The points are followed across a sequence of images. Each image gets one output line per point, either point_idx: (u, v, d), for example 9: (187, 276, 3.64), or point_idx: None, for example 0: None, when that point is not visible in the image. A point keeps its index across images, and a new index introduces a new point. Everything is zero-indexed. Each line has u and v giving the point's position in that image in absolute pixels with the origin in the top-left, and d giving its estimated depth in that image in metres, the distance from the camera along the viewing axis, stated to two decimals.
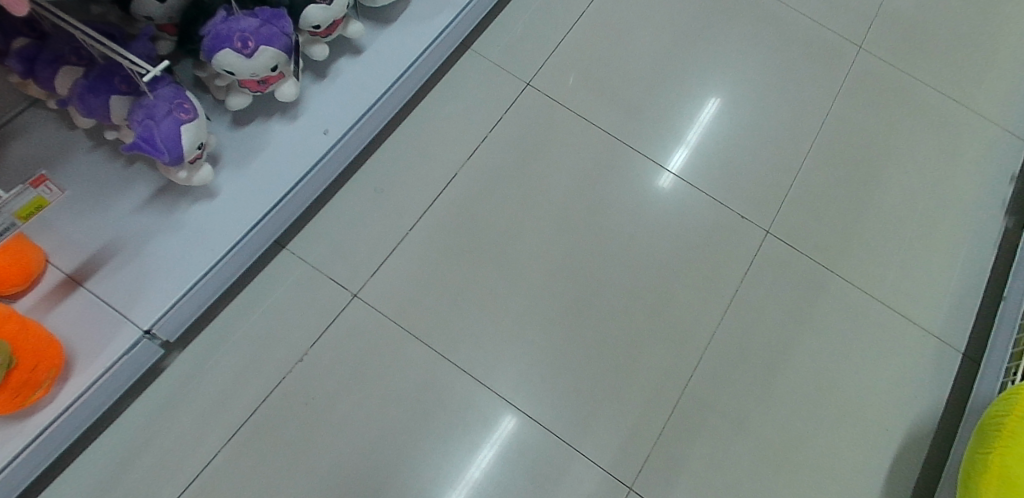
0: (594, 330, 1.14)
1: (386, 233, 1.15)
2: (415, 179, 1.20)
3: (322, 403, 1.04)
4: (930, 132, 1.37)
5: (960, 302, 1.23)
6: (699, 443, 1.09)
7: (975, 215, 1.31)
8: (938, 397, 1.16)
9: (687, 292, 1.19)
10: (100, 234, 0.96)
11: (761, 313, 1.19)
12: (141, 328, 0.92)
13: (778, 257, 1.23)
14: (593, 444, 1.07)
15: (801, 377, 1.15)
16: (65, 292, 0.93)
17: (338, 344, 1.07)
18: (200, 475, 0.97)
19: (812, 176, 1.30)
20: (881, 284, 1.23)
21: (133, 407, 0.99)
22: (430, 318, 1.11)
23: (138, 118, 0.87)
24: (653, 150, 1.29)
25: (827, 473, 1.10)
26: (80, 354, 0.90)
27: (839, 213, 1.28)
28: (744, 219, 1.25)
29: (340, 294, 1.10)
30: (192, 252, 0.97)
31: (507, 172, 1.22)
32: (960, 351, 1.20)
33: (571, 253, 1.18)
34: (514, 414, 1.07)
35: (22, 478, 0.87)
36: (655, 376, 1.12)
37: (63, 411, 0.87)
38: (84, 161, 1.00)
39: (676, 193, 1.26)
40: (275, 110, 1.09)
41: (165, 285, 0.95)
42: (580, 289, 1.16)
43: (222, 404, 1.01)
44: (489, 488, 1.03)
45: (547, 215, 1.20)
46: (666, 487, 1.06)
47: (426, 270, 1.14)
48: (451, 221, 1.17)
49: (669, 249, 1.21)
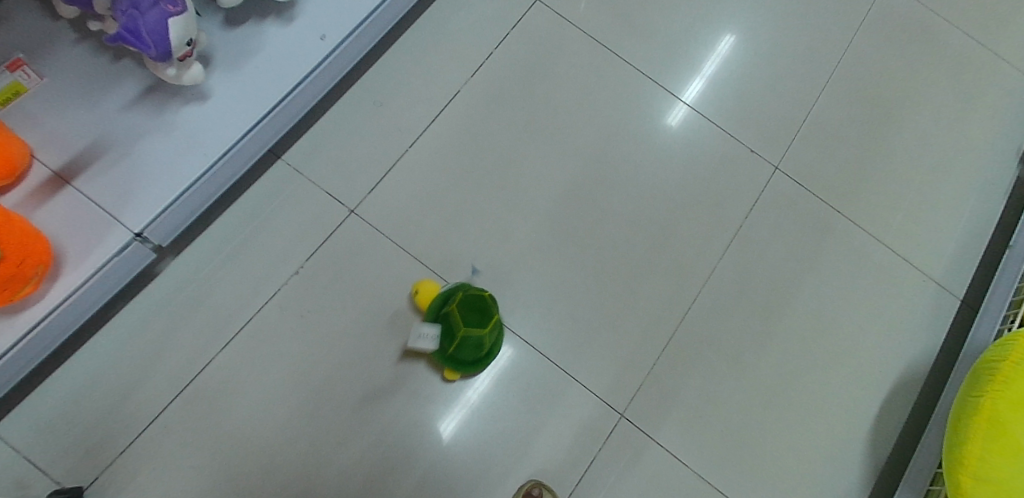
0: (593, 261, 1.12)
1: (384, 148, 1.11)
2: (417, 94, 1.15)
3: (317, 318, 1.02)
4: (951, 74, 1.32)
5: (964, 249, 1.22)
6: (694, 375, 1.09)
7: (988, 162, 1.28)
8: (933, 341, 1.17)
9: (691, 224, 1.16)
10: (88, 131, 0.93)
11: (765, 250, 1.17)
12: (131, 231, 0.91)
13: (784, 195, 1.20)
14: (589, 372, 1.07)
15: (800, 315, 1.15)
16: (52, 191, 0.91)
17: (332, 260, 1.05)
18: (195, 382, 0.97)
19: (826, 113, 1.26)
20: (886, 227, 1.21)
21: (124, 312, 0.98)
22: (429, 239, 1.08)
23: (123, 7, 0.82)
24: (665, 78, 1.23)
25: (816, 407, 1.11)
26: (68, 250, 0.89)
27: (850, 152, 1.25)
28: (752, 154, 1.22)
29: (336, 209, 1.07)
30: (183, 156, 0.95)
31: (513, 91, 1.17)
32: (959, 297, 1.20)
33: (575, 178, 1.15)
34: (513, 340, 1.06)
35: (18, 367, 0.88)
36: (654, 308, 1.11)
37: (52, 310, 0.87)
38: (70, 54, 0.95)
39: (685, 125, 1.21)
40: (270, 11, 1.03)
41: (158, 187, 0.93)
42: (581, 219, 1.13)
43: (217, 315, 1.00)
44: (484, 410, 1.03)
45: (552, 140, 1.16)
46: (659, 417, 1.07)
47: (425, 189, 1.10)
48: (454, 139, 1.13)
49: (675, 180, 1.18)
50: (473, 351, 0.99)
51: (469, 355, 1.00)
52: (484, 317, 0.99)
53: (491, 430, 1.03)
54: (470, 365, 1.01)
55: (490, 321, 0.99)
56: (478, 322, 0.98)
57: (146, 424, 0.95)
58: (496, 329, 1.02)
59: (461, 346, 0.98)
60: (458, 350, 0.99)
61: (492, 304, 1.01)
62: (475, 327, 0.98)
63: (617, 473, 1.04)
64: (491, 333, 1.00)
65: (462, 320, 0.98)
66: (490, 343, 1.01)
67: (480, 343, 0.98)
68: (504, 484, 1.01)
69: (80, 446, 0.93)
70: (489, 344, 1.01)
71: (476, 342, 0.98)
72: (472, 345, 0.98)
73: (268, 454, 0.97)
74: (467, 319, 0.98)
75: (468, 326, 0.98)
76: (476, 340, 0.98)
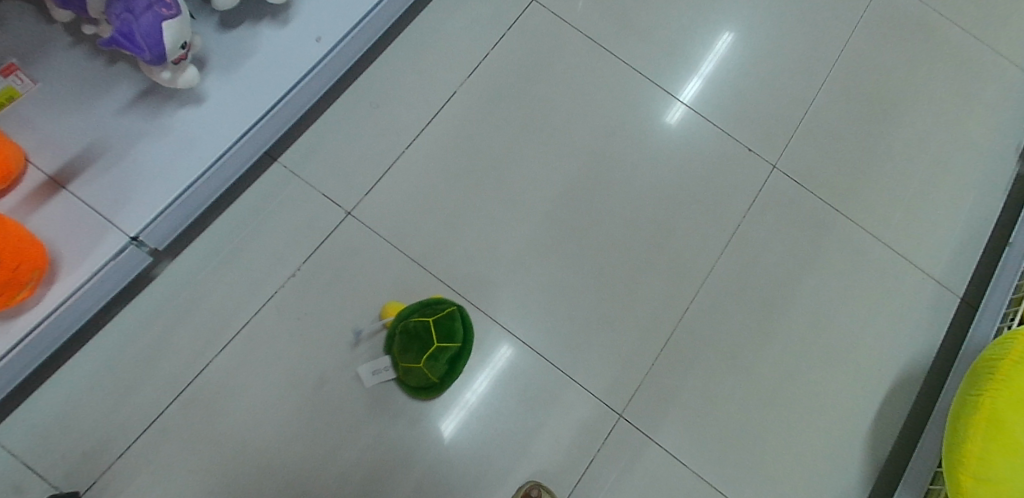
0: (591, 261, 1.12)
1: (381, 150, 1.11)
2: (414, 95, 1.14)
3: (314, 320, 1.02)
4: (950, 71, 1.32)
5: (963, 247, 1.22)
6: (692, 375, 1.09)
7: (987, 159, 1.28)
8: (932, 339, 1.16)
9: (689, 224, 1.16)
10: (83, 135, 0.93)
11: (764, 249, 1.17)
12: (127, 235, 0.91)
13: (783, 194, 1.20)
14: (587, 373, 1.07)
15: (798, 314, 1.14)
16: (47, 195, 0.91)
17: (330, 262, 1.05)
18: (193, 385, 0.97)
19: (824, 112, 1.26)
20: (885, 225, 1.21)
21: (121, 316, 0.98)
22: (426, 240, 1.08)
23: (117, 11, 0.82)
24: (662, 77, 1.23)
25: (816, 407, 1.11)
26: (64, 254, 0.89)
27: (848, 151, 1.24)
28: (750, 152, 1.21)
29: (333, 211, 1.07)
30: (179, 159, 0.95)
31: (510, 92, 1.17)
32: (958, 295, 1.19)
33: (572, 179, 1.15)
34: (511, 342, 1.06)
35: (15, 372, 0.88)
36: (652, 308, 1.11)
37: (49, 314, 0.87)
38: (65, 58, 0.95)
39: (683, 125, 1.21)
40: (265, 13, 1.03)
41: (153, 191, 0.93)
42: (578, 220, 1.13)
43: (214, 318, 1.00)
44: (482, 412, 1.03)
45: (549, 141, 1.16)
46: (658, 417, 1.07)
47: (422, 190, 1.10)
48: (451, 140, 1.13)
49: (673, 180, 1.18)
50: (420, 381, 0.99)
51: (419, 384, 1.00)
52: (420, 348, 0.98)
53: (489, 431, 1.02)
54: (427, 392, 1.01)
55: (425, 351, 0.97)
56: (415, 355, 0.98)
57: (144, 428, 0.95)
58: (443, 356, 0.99)
59: (407, 377, 1.00)
60: (406, 381, 1.00)
61: (434, 331, 0.98)
62: (412, 359, 0.98)
63: (616, 474, 1.03)
64: (432, 363, 0.98)
65: (400, 353, 0.99)
66: (437, 372, 1.00)
67: (421, 375, 0.98)
68: (503, 486, 1.01)
69: (78, 449, 0.93)
70: (434, 373, 0.99)
71: (417, 373, 0.98)
72: (415, 377, 0.99)
73: (266, 456, 0.97)
74: (405, 351, 0.98)
75: (405, 359, 0.98)
76: (415, 372, 0.98)
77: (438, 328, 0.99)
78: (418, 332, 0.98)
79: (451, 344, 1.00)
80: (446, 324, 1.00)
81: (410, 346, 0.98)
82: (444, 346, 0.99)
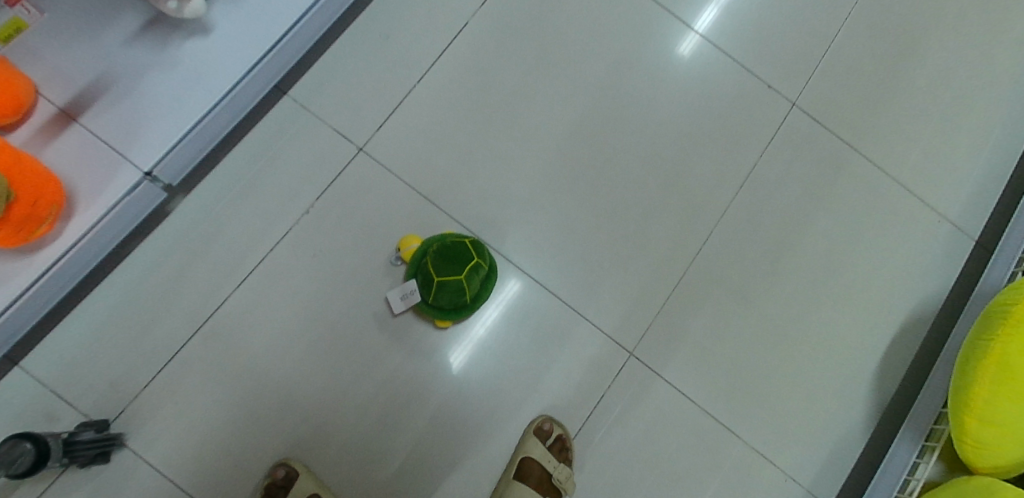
0: (604, 200, 1.11)
1: (392, 84, 1.08)
2: (424, 26, 1.11)
3: (329, 256, 1.03)
4: (979, 5, 1.27)
5: (980, 190, 1.20)
6: (703, 315, 1.10)
7: (1012, 100, 1.24)
8: (944, 283, 1.16)
9: (704, 163, 1.14)
10: (92, 66, 0.91)
11: (779, 189, 1.15)
12: (141, 170, 0.91)
13: (801, 132, 1.18)
14: (598, 311, 1.08)
15: (812, 255, 1.14)
16: (59, 128, 0.90)
17: (342, 199, 1.04)
18: (211, 320, 0.99)
19: (847, 47, 1.22)
20: (903, 166, 1.19)
21: (139, 252, 0.98)
22: (438, 177, 1.07)
23: None
24: (679, 7, 1.19)
25: (824, 347, 1.12)
26: (80, 190, 0.89)
27: (870, 88, 1.21)
28: (768, 89, 1.18)
29: (345, 147, 1.06)
30: (188, 92, 0.93)
31: (523, 23, 1.13)
32: (973, 239, 1.19)
33: (586, 115, 1.13)
34: (519, 278, 1.07)
35: (38, 307, 0.90)
36: (665, 247, 1.11)
37: (69, 249, 0.88)
38: None
39: (698, 56, 1.17)
40: None
41: (164, 125, 0.92)
42: (592, 158, 1.12)
43: (230, 254, 1.00)
44: (492, 346, 1.05)
45: (562, 75, 1.13)
46: (667, 355, 1.08)
47: (434, 126, 1.08)
48: (463, 74, 1.10)
49: (689, 117, 1.15)
50: (454, 297, 0.98)
51: (451, 301, 0.99)
52: (460, 261, 0.98)
53: (501, 365, 1.04)
54: (459, 312, 1.01)
55: (467, 262, 0.98)
56: (454, 268, 0.97)
57: (167, 360, 0.97)
58: (478, 273, 1.00)
59: (441, 293, 0.98)
60: (438, 298, 0.98)
61: (470, 248, 1.00)
62: (451, 272, 0.97)
63: (625, 410, 1.06)
64: (470, 276, 0.98)
65: (437, 268, 0.97)
66: (471, 289, 1.00)
67: (458, 289, 0.98)
68: (516, 419, 1.03)
69: (105, 380, 0.95)
70: (470, 289, 0.99)
71: (455, 287, 0.97)
72: (450, 292, 0.98)
73: (287, 388, 0.99)
74: (443, 266, 0.97)
75: (444, 273, 0.97)
76: (452, 286, 0.97)
77: (473, 247, 1.00)
78: (455, 249, 0.98)
79: (484, 264, 1.01)
80: (479, 246, 1.01)
81: (448, 261, 0.98)
82: (479, 264, 1.00)
